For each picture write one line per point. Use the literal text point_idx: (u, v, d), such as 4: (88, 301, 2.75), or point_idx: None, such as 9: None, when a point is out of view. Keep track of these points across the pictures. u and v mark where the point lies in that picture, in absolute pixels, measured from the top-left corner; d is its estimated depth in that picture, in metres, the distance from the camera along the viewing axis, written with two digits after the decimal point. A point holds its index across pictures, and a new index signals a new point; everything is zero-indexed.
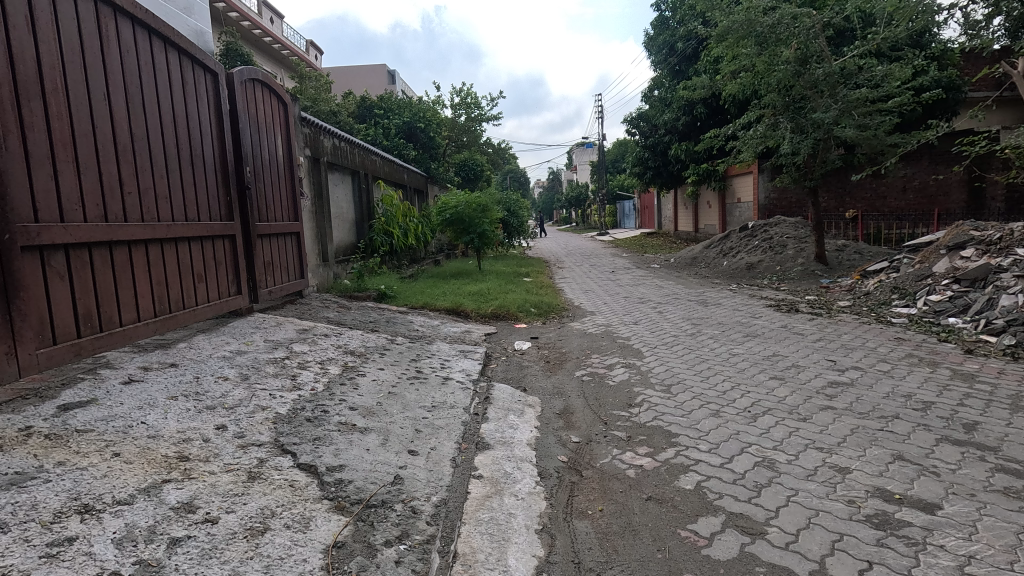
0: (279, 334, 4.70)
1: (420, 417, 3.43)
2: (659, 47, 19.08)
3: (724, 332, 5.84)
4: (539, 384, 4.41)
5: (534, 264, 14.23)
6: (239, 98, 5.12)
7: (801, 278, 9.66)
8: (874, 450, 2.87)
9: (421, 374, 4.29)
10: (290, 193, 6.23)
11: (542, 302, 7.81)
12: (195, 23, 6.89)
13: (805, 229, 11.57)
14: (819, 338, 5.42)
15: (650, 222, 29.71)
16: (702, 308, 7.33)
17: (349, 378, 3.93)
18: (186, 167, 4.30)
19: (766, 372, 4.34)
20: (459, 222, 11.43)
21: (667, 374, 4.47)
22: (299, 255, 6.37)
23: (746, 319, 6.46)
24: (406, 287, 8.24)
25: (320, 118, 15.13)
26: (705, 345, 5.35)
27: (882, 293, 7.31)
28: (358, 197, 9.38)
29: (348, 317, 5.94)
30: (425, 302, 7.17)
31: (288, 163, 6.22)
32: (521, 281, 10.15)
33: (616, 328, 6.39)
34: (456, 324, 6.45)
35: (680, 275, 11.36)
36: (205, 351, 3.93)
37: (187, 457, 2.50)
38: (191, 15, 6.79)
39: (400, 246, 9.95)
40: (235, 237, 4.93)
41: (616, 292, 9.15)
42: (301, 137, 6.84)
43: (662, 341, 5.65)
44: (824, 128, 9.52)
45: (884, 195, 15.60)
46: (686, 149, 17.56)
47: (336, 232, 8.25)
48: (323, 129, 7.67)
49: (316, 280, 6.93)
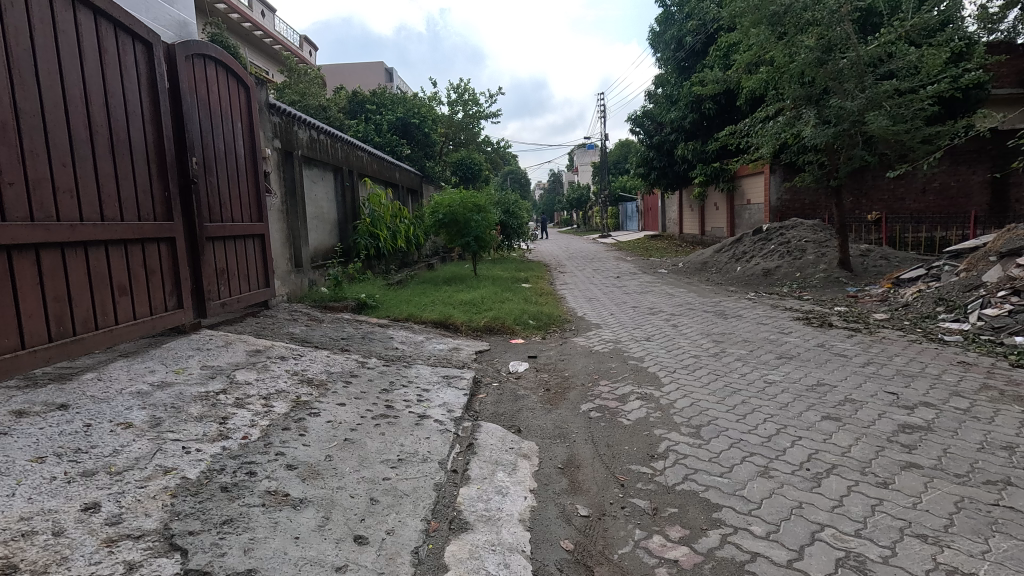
0: (222, 359, 3.88)
1: (380, 478, 2.62)
2: (666, 42, 18.30)
3: (752, 353, 5.02)
4: (537, 424, 3.58)
5: (534, 269, 13.41)
6: (184, 77, 4.32)
7: (824, 286, 8.86)
8: (1005, 545, 2.05)
9: (391, 411, 3.47)
10: (253, 190, 5.44)
11: (541, 313, 7.00)
12: (178, 13, 5.93)
13: (825, 232, 10.78)
14: (867, 361, 4.60)
15: (654, 224, 28.84)
16: (722, 322, 6.51)
17: (297, 419, 3.12)
18: (104, 153, 3.50)
19: (815, 409, 3.52)
20: (454, 224, 10.63)
21: (693, 410, 3.66)
22: (264, 261, 5.58)
23: (775, 335, 5.65)
24: (391, 295, 7.43)
25: (309, 113, 14.33)
26: (734, 370, 4.54)
27: (924, 305, 6.50)
28: (342, 196, 8.58)
29: (316, 334, 5.13)
30: (410, 314, 6.36)
31: (252, 155, 5.43)
32: (519, 288, 9.34)
33: (626, 347, 5.58)
34: (444, 341, 5.64)
35: (691, 281, 10.56)
36: (116, 384, 3.12)
37: (12, 570, 1.68)
38: (172, 5, 5.86)
39: (388, 249, 9.16)
40: (175, 240, 4.13)
41: (623, 301, 8.36)
42: (269, 127, 6.04)
43: (682, 363, 4.84)
44: (848, 121, 8.64)
45: (902, 197, 14.81)
46: (692, 149, 16.93)
47: (314, 234, 7.43)
48: (298, 119, 6.86)
49: (286, 288, 6.17)
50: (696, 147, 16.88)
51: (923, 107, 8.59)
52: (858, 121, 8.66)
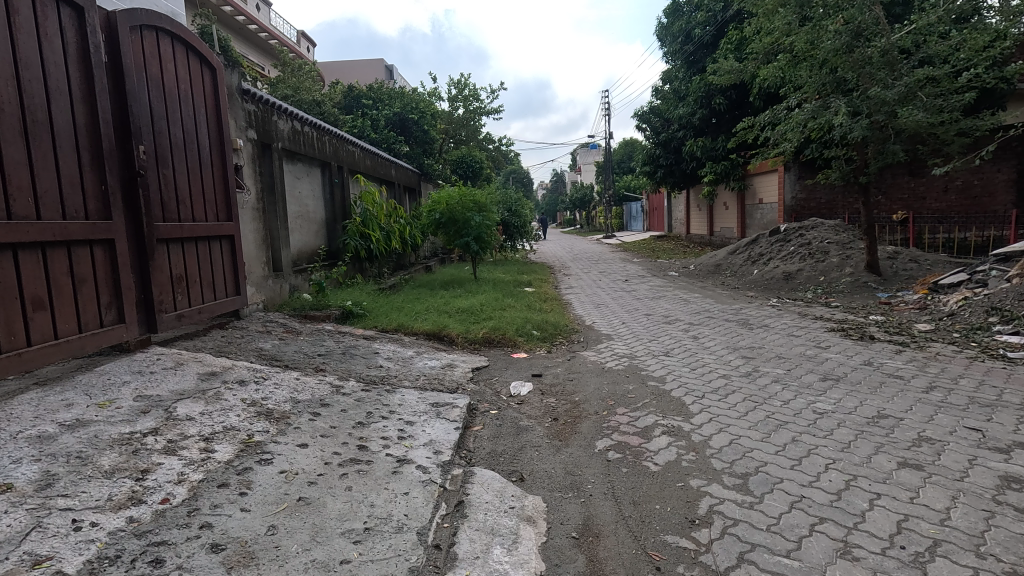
0: (164, 386, 3.22)
1: (336, 560, 1.97)
2: (675, 35, 17.57)
3: (791, 373, 4.34)
4: (543, 470, 2.93)
5: (536, 271, 12.73)
6: (128, 51, 3.68)
7: (852, 291, 8.19)
8: None
9: (364, 454, 2.82)
10: (221, 185, 4.79)
11: (546, 322, 6.34)
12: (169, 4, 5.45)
13: (848, 233, 10.11)
14: (930, 385, 3.91)
15: (659, 225, 28.05)
16: (748, 334, 5.82)
17: (240, 470, 2.46)
18: (11, 135, 2.86)
19: (887, 452, 2.86)
20: (452, 223, 9.98)
21: (734, 452, 2.99)
22: (233, 265, 4.93)
23: (812, 351, 4.99)
24: (381, 302, 6.77)
25: (302, 108, 13.66)
26: (773, 396, 3.86)
27: (974, 315, 5.80)
28: (330, 194, 7.92)
29: (289, 349, 4.49)
30: (400, 324, 5.72)
31: (219, 146, 4.78)
32: (521, 293, 8.68)
33: (642, 363, 4.90)
34: (437, 357, 5.00)
35: (706, 285, 9.89)
36: (13, 425, 2.47)
37: None
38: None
39: (380, 251, 8.50)
40: (114, 243, 3.49)
41: (635, 308, 7.70)
42: (243, 115, 5.37)
43: (710, 386, 4.16)
44: (882, 111, 7.86)
45: (923, 196, 14.12)
46: (702, 146, 16.23)
47: (296, 234, 6.77)
48: (279, 108, 6.20)
49: (262, 296, 5.55)
50: (706, 144, 16.21)
51: (963, 97, 7.87)
52: (893, 111, 7.90)
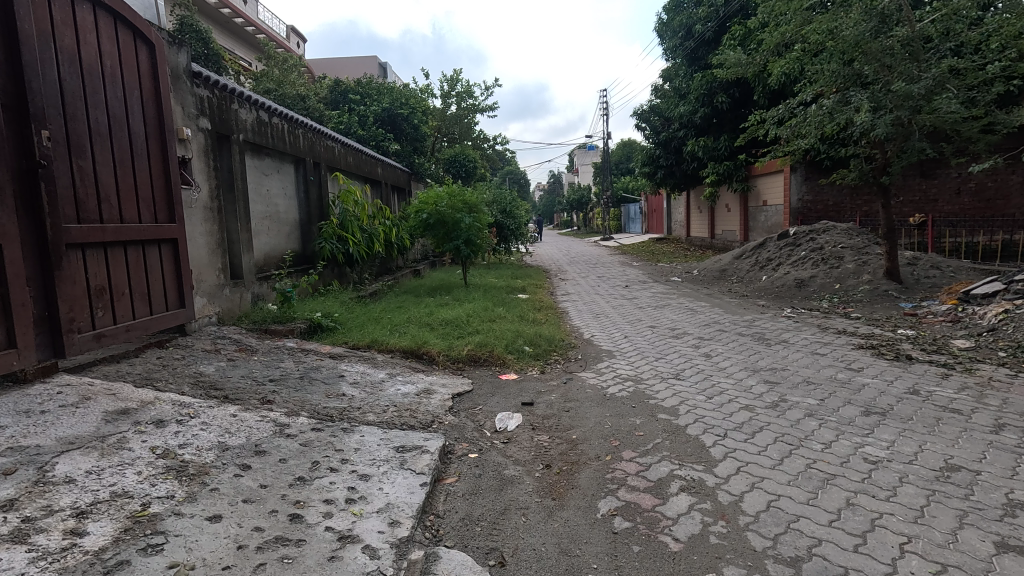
0: (51, 431, 2.53)
1: None
2: (675, 30, 16.91)
3: (825, 404, 3.68)
4: (531, 547, 2.26)
5: (532, 275, 12.09)
6: (26, 15, 3.01)
7: (871, 300, 7.56)
8: None
9: (295, 530, 2.15)
10: (161, 180, 4.12)
11: (539, 336, 5.67)
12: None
13: (862, 237, 9.49)
14: (998, 423, 3.26)
15: (659, 227, 27.39)
16: (766, 352, 5.16)
17: (110, 567, 1.79)
18: None
19: (977, 529, 2.20)
20: (440, 225, 9.31)
21: (775, 522, 2.32)
22: (176, 273, 4.25)
23: (844, 374, 4.33)
24: (356, 312, 6.09)
25: (285, 103, 12.96)
26: (811, 435, 3.20)
27: (1018, 332, 5.16)
28: (304, 192, 7.23)
29: (236, 374, 3.81)
30: (373, 340, 5.05)
31: (159, 133, 4.11)
32: (513, 300, 8.03)
33: (650, 389, 4.23)
34: (412, 380, 4.33)
35: (712, 292, 9.26)
36: None
37: None
38: None
39: (361, 255, 7.82)
40: (4, 250, 2.83)
41: (638, 319, 7.05)
42: (193, 100, 4.68)
43: (732, 421, 3.49)
44: (907, 105, 7.18)
45: (935, 198, 13.55)
46: (704, 146, 15.64)
47: (261, 235, 6.07)
48: (240, 95, 5.50)
49: (216, 307, 4.89)
50: (707, 144, 15.63)
51: (993, 90, 7.24)
52: (919, 105, 7.23)
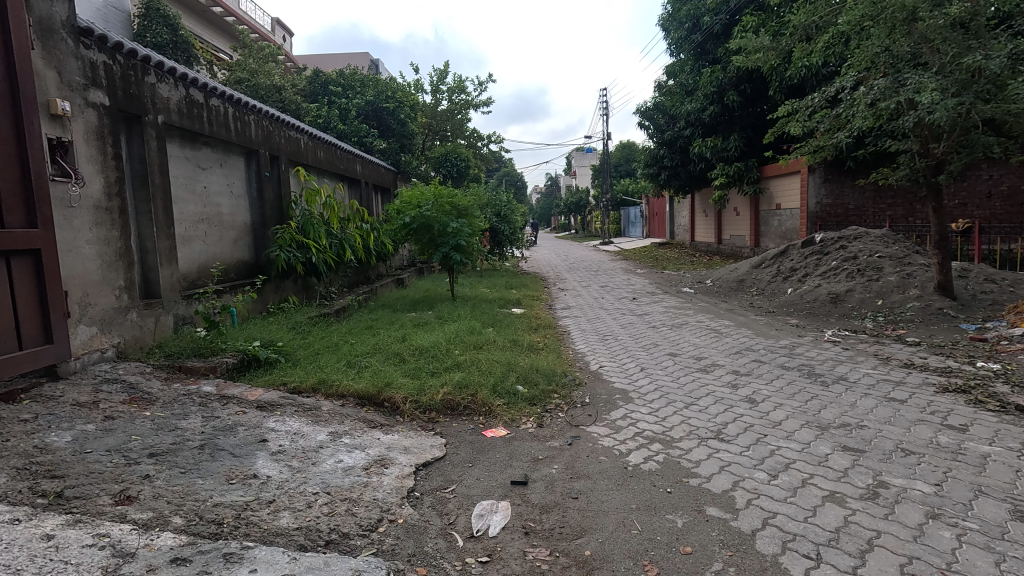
0: None
1: None
2: (681, 22, 15.77)
3: (948, 496, 2.54)
4: None
5: (528, 284, 10.96)
6: None
7: (925, 320, 6.46)
8: None
9: None
10: (12, 167, 2.97)
11: (536, 371, 4.52)
12: None
13: (900, 244, 8.40)
14: None
15: (661, 231, 26.24)
16: (826, 397, 4.01)
17: None
18: None
19: None
20: (425, 230, 8.17)
21: None
22: (38, 294, 3.11)
23: (949, 437, 3.19)
24: (309, 338, 4.92)
25: (257, 94, 11.77)
26: (958, 565, 2.06)
27: None
28: (257, 190, 6.08)
29: (103, 446, 2.67)
30: (322, 381, 3.90)
31: (8, 101, 2.96)
32: (507, 316, 6.88)
33: (686, 459, 3.09)
34: (362, 444, 3.17)
35: (732, 307, 8.16)
36: None
37: None
38: None
39: (327, 263, 6.66)
40: None
41: (653, 343, 5.92)
42: (76, 65, 3.53)
43: (821, 527, 2.35)
44: (971, 90, 6.18)
45: (963, 202, 12.51)
46: (713, 145, 14.56)
47: (191, 241, 4.91)
48: (157, 65, 4.33)
49: (112, 338, 3.74)
50: (717, 143, 14.54)
51: None
52: (984, 91, 6.22)
